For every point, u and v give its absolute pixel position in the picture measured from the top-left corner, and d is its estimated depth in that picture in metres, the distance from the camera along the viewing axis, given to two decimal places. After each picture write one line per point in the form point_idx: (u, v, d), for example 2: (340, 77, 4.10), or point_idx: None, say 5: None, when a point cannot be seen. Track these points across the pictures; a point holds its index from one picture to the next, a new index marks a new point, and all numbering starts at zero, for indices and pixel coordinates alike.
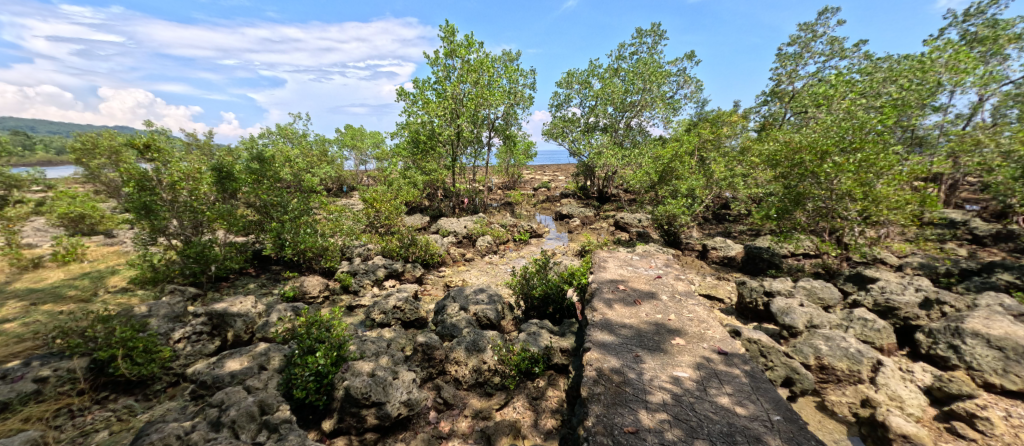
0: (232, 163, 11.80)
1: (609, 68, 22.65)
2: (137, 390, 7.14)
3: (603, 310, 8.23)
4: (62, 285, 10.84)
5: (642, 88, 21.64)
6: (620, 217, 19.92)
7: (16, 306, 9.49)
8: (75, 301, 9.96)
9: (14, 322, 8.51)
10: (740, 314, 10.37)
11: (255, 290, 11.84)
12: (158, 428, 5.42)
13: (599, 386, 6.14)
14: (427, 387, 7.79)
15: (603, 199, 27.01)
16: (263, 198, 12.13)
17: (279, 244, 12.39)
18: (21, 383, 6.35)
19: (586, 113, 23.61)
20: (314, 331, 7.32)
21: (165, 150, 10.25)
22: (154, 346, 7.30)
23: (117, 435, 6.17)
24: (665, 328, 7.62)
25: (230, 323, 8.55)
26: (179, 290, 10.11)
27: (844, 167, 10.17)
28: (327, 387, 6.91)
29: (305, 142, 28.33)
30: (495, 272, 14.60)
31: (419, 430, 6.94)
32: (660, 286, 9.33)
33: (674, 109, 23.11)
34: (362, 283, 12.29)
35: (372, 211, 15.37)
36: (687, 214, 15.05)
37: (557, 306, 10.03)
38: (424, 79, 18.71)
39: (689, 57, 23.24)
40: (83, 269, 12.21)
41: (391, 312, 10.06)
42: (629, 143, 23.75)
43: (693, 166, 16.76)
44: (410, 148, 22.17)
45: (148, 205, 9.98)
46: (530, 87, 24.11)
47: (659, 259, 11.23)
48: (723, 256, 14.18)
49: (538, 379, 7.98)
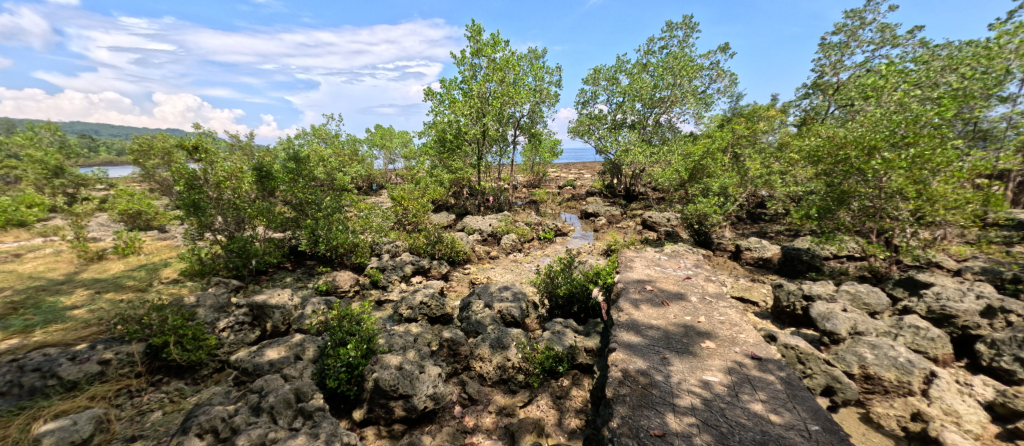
0: (270, 163, 12.22)
1: (638, 64, 22.25)
2: (187, 374, 7.68)
3: (629, 310, 8.11)
4: (122, 276, 11.77)
5: (671, 83, 21.09)
6: (647, 216, 19.47)
7: (83, 294, 10.35)
8: (133, 290, 10.79)
9: (82, 308, 9.33)
10: (775, 318, 9.92)
11: (291, 284, 12.42)
12: (205, 411, 5.79)
13: (624, 388, 6.08)
14: (452, 382, 7.94)
15: (630, 197, 26.57)
16: (299, 196, 12.66)
17: (313, 240, 12.97)
18: (87, 364, 6.92)
19: (613, 110, 23.34)
20: (346, 325, 7.69)
21: (211, 151, 10.91)
22: (202, 334, 7.82)
23: (170, 415, 6.66)
24: (694, 331, 7.43)
25: (269, 314, 8.99)
26: (223, 282, 10.80)
27: (895, 164, 9.54)
28: (357, 378, 7.19)
29: (337, 142, 29.63)
30: (520, 270, 14.68)
31: (444, 423, 7.10)
32: (690, 288, 9.08)
33: (707, 104, 22.24)
34: (390, 279, 12.66)
35: (401, 210, 15.99)
36: (719, 213, 14.49)
37: (582, 306, 9.94)
38: (451, 79, 19.40)
39: (723, 50, 22.40)
40: (140, 261, 13.22)
41: (418, 308, 10.34)
42: (657, 141, 23.22)
43: (726, 163, 16.12)
44: (437, 147, 22.45)
45: (197, 204, 10.74)
46: (555, 84, 23.99)
47: (689, 259, 10.93)
48: (757, 258, 13.62)
49: (562, 378, 8.00)
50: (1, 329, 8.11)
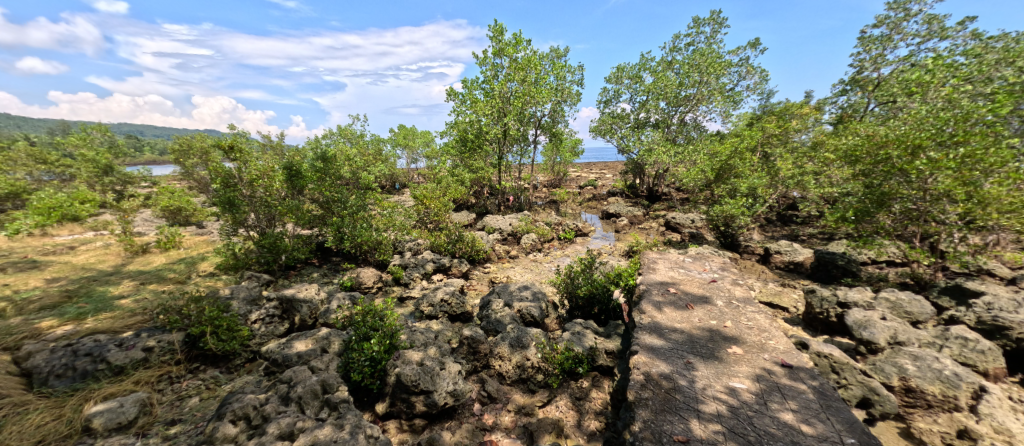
0: (299, 162, 12.57)
1: (663, 61, 21.84)
2: (221, 363, 8.06)
3: (652, 313, 7.98)
4: (164, 268, 12.46)
5: (698, 80, 20.59)
6: (670, 217, 19.10)
7: (129, 285, 11.01)
8: (173, 282, 11.41)
9: (128, 298, 9.95)
10: (806, 324, 9.56)
11: (318, 279, 12.84)
12: (238, 398, 6.08)
13: (646, 391, 6.02)
14: (472, 379, 8.04)
15: (653, 198, 26.13)
16: (325, 194, 13.06)
17: (338, 237, 13.37)
18: (132, 350, 7.36)
19: (637, 109, 22.99)
20: (369, 320, 7.91)
21: (245, 151, 11.39)
22: (235, 325, 8.19)
23: (206, 401, 7.02)
24: (720, 336, 7.26)
25: (297, 308, 9.32)
26: (255, 276, 11.30)
27: (942, 164, 9.03)
28: (380, 372, 7.38)
29: (362, 142, 30.39)
30: (540, 270, 14.66)
31: (464, 420, 7.19)
32: (715, 292, 8.87)
33: (736, 101, 21.60)
34: (412, 276, 12.91)
35: (423, 208, 16.26)
36: (746, 215, 14.05)
37: (603, 307, 9.84)
38: (473, 79, 19.57)
39: (753, 45, 21.70)
40: (179, 255, 13.97)
41: (439, 305, 10.51)
42: (682, 140, 22.71)
43: (755, 163, 15.61)
44: (458, 147, 22.67)
45: (232, 201, 11.25)
46: (577, 83, 23.83)
47: (715, 262, 10.67)
48: (788, 262, 13.14)
49: (582, 379, 7.97)
50: (58, 316, 8.73)
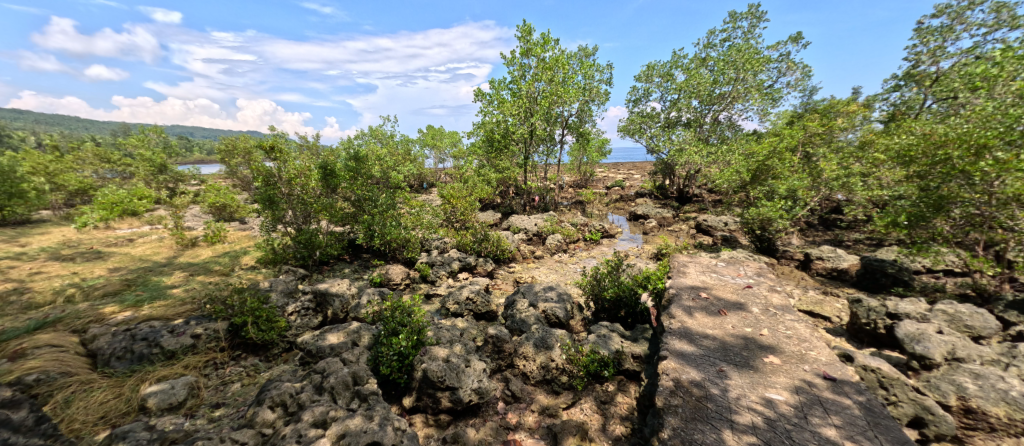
0: (334, 162, 13.07)
1: (696, 58, 21.22)
2: (261, 351, 8.50)
3: (682, 318, 7.78)
4: (210, 261, 13.26)
5: (733, 78, 19.86)
6: (702, 220, 18.53)
7: (179, 275, 11.79)
8: (218, 273, 12.13)
9: (179, 288, 10.66)
10: (850, 335, 9.04)
11: (349, 274, 13.29)
12: (276, 386, 6.40)
13: (676, 398, 5.88)
14: (496, 378, 8.10)
15: (683, 199, 25.43)
16: (358, 193, 13.50)
17: (369, 234, 13.79)
18: (182, 337, 7.89)
19: (667, 108, 22.45)
20: (398, 316, 8.13)
21: (285, 151, 11.94)
22: (274, 316, 8.60)
23: (247, 387, 7.42)
24: (755, 344, 6.99)
25: (330, 302, 9.70)
26: (292, 270, 11.88)
27: (1010, 166, 8.32)
28: (408, 367, 7.55)
29: (391, 142, 31.22)
30: (565, 271, 14.58)
31: (488, 418, 7.26)
32: (750, 298, 8.54)
33: (775, 99, 20.69)
34: (439, 274, 13.14)
35: (450, 208, 16.53)
36: (784, 218, 13.43)
37: (629, 310, 9.66)
38: (500, 79, 19.71)
39: (795, 40, 20.72)
40: (224, 248, 14.83)
41: (464, 303, 10.64)
42: (715, 140, 21.99)
43: (794, 164, 14.89)
44: (485, 147, 22.87)
45: (272, 198, 11.83)
46: (606, 83, 23.52)
47: (750, 267, 10.27)
48: (830, 269, 12.45)
49: (607, 383, 7.88)
50: (118, 302, 9.46)
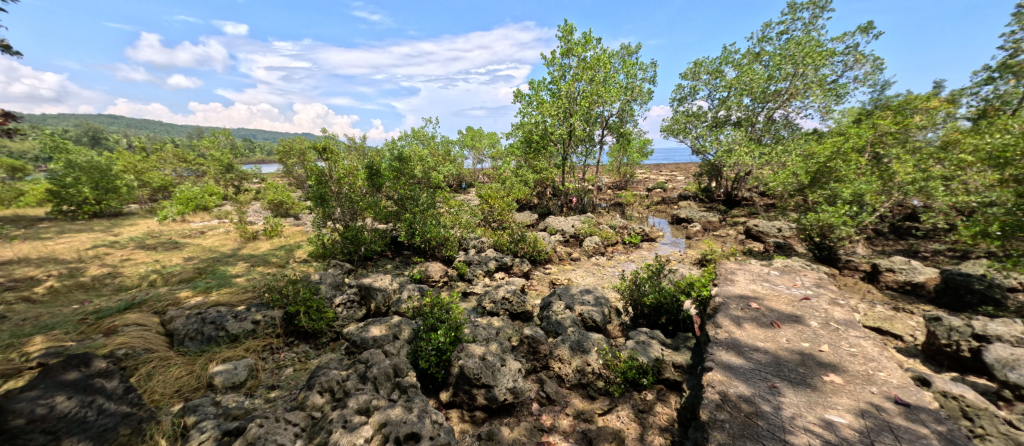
0: (379, 162, 13.59)
1: (749, 53, 20.06)
2: (311, 340, 8.98)
3: (729, 328, 7.35)
4: (268, 253, 14.25)
5: (791, 73, 18.56)
6: (752, 225, 17.48)
7: (242, 266, 12.77)
8: (275, 265, 13.00)
9: (242, 277, 11.54)
10: (926, 357, 8.14)
11: (391, 270, 13.77)
12: (324, 373, 6.74)
13: (722, 412, 5.57)
14: (531, 379, 8.07)
15: (731, 203, 24.14)
16: (400, 192, 13.95)
17: (410, 232, 14.22)
18: (244, 322, 8.52)
19: (716, 107, 21.39)
20: (436, 312, 8.31)
21: (335, 151, 12.57)
22: (323, 307, 9.07)
23: (299, 372, 7.87)
24: (813, 361, 6.49)
25: (373, 295, 10.08)
26: (339, 265, 12.50)
27: None
28: (445, 362, 7.69)
29: (432, 143, 32.07)
30: (603, 274, 14.27)
31: (522, 418, 7.24)
32: (808, 311, 7.93)
33: (840, 95, 19.08)
34: (476, 273, 13.31)
35: (487, 208, 16.73)
36: (848, 225, 12.37)
37: (671, 318, 9.26)
38: (540, 80, 19.65)
39: (864, 30, 19.01)
40: (280, 242, 15.88)
41: (500, 302, 10.69)
42: (768, 140, 20.66)
43: (861, 166, 13.66)
44: (523, 147, 22.89)
45: (323, 196, 12.53)
46: (649, 81, 22.78)
47: (807, 277, 9.53)
48: (903, 282, 11.28)
49: (646, 391, 7.61)
50: (191, 288, 10.39)
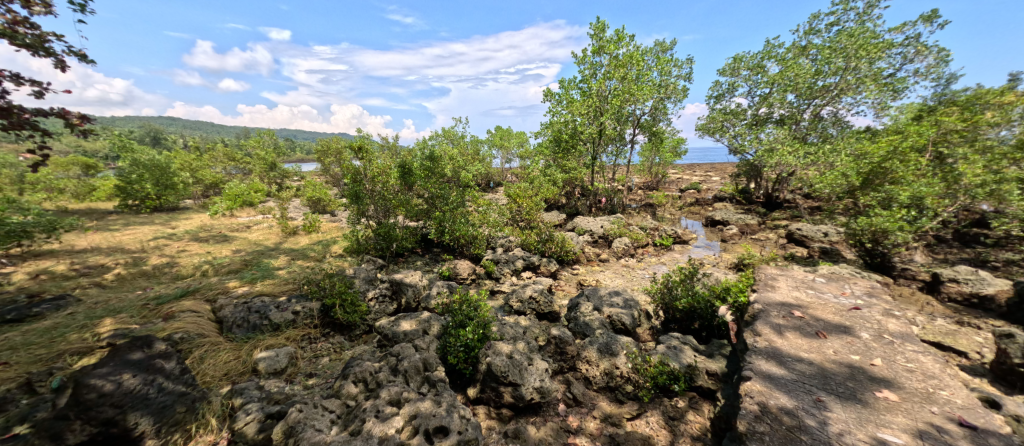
0: (411, 161, 13.92)
1: (795, 47, 19.03)
2: (346, 331, 9.32)
3: (770, 336, 7.00)
4: (306, 248, 14.91)
5: (842, 67, 17.45)
6: (794, 229, 16.57)
7: (283, 259, 13.44)
8: (312, 259, 13.59)
9: (283, 269, 12.14)
10: (996, 377, 7.43)
11: (421, 267, 14.05)
12: (358, 364, 6.97)
13: (762, 424, 5.32)
14: (558, 380, 8.00)
15: (771, 205, 22.98)
16: (431, 190, 14.23)
17: (440, 230, 14.45)
18: (286, 312, 8.96)
19: (756, 104, 20.43)
20: (465, 309, 8.40)
21: (369, 150, 12.97)
22: (357, 301, 9.39)
23: (334, 362, 8.18)
24: (864, 375, 6.07)
25: (404, 291, 10.34)
26: (372, 260, 12.89)
27: None
28: (473, 359, 7.76)
29: (462, 142, 32.48)
30: (633, 276, 13.96)
31: (548, 418, 7.19)
32: (857, 322, 7.43)
33: (898, 90, 17.73)
34: (503, 271, 13.37)
35: (515, 207, 16.76)
36: (904, 231, 11.49)
37: (704, 323, 8.92)
38: (570, 79, 19.48)
39: (927, 19, 17.56)
40: (318, 237, 16.57)
41: (527, 302, 10.68)
42: (814, 139, 19.51)
43: (921, 167, 12.65)
44: (552, 147, 22.76)
45: (358, 194, 12.97)
46: (684, 78, 22.06)
47: (858, 285, 8.93)
48: (969, 294, 10.34)
49: (677, 398, 7.37)
50: (238, 279, 11.05)
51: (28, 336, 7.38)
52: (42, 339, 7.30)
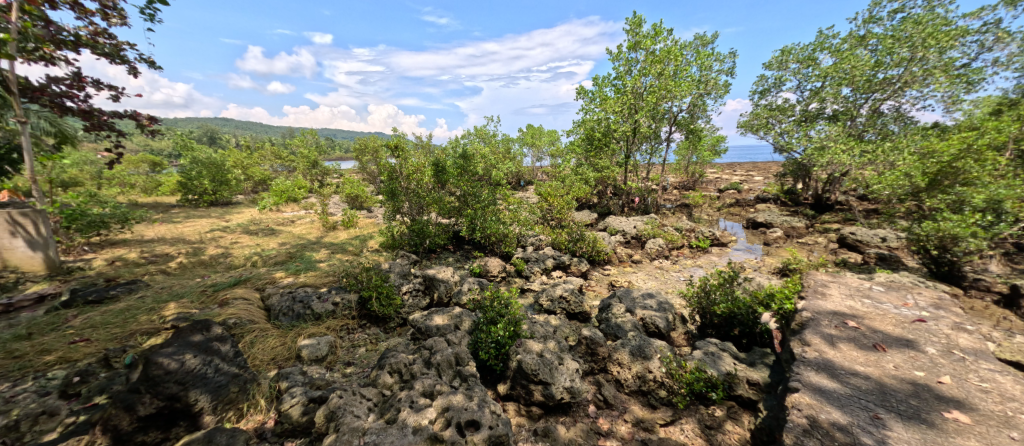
0: (444, 160, 14.17)
1: (852, 37, 17.74)
2: (381, 323, 9.64)
3: (819, 346, 6.58)
4: (345, 242, 15.54)
5: (906, 58, 16.10)
6: (846, 233, 15.48)
7: (324, 252, 14.09)
8: (350, 253, 14.15)
9: (324, 262, 12.72)
10: None
11: (453, 263, 14.29)
12: (393, 355, 7.18)
13: (811, 439, 5.02)
14: (588, 381, 7.91)
15: (820, 207, 21.58)
16: (463, 188, 14.44)
17: (471, 227, 14.62)
18: (326, 302, 9.39)
19: (806, 99, 19.24)
20: (496, 306, 8.46)
21: (405, 149, 13.32)
22: (391, 294, 9.69)
23: (370, 352, 8.49)
24: (930, 393, 5.59)
25: (436, 286, 10.56)
26: (405, 255, 13.24)
27: None
28: (504, 355, 7.81)
29: (493, 141, 32.69)
30: (667, 278, 13.55)
31: (578, 419, 7.12)
32: (922, 335, 6.85)
33: (974, 82, 16.11)
34: (533, 270, 13.36)
35: (546, 206, 16.69)
36: (976, 238, 10.46)
37: (745, 330, 8.52)
38: (604, 76, 19.14)
39: (1010, 2, 15.84)
40: (355, 233, 17.22)
41: (558, 301, 10.61)
42: (872, 136, 18.11)
43: (999, 167, 11.45)
44: (585, 145, 22.45)
45: (394, 191, 13.37)
46: (726, 73, 21.11)
47: (921, 296, 8.22)
48: None
49: (715, 407, 7.09)
50: (284, 270, 11.70)
51: (106, 316, 8.17)
52: (117, 319, 8.05)
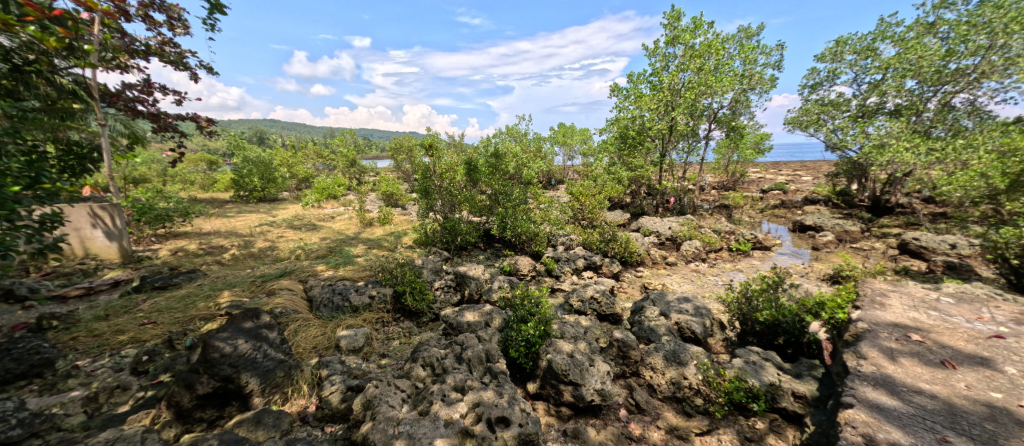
0: (477, 158, 14.29)
1: (919, 24, 16.28)
2: (414, 318, 9.86)
3: (877, 360, 6.09)
4: (380, 238, 16.03)
5: (983, 46, 14.59)
6: (907, 238, 14.24)
7: (361, 247, 14.60)
8: (385, 249, 14.57)
9: (361, 257, 13.18)
10: None
11: (483, 261, 14.40)
12: (426, 349, 7.33)
13: None
14: (619, 384, 7.73)
15: (877, 210, 19.99)
16: (494, 187, 14.50)
17: (502, 226, 14.65)
18: (363, 295, 9.72)
19: (863, 93, 17.88)
20: (527, 305, 8.43)
21: (439, 148, 13.54)
22: (424, 289, 9.90)
23: (403, 345, 8.70)
24: (1009, 418, 5.04)
25: (468, 282, 10.69)
26: (437, 252, 13.48)
27: None
28: (534, 354, 7.77)
29: (525, 139, 32.64)
30: (704, 282, 13.01)
31: (609, 422, 6.97)
32: (999, 354, 6.17)
33: None
34: (564, 270, 13.23)
35: (577, 205, 16.46)
36: None
37: (790, 339, 8.02)
38: (640, 72, 18.61)
39: None
40: (389, 229, 17.73)
41: (589, 302, 10.44)
42: (940, 132, 16.55)
43: None
44: (618, 143, 21.95)
45: (427, 190, 13.63)
46: (772, 66, 19.96)
47: (998, 310, 7.42)
48: None
49: (756, 418, 6.72)
50: (324, 263, 12.23)
51: (170, 301, 8.87)
52: (179, 304, 8.72)
